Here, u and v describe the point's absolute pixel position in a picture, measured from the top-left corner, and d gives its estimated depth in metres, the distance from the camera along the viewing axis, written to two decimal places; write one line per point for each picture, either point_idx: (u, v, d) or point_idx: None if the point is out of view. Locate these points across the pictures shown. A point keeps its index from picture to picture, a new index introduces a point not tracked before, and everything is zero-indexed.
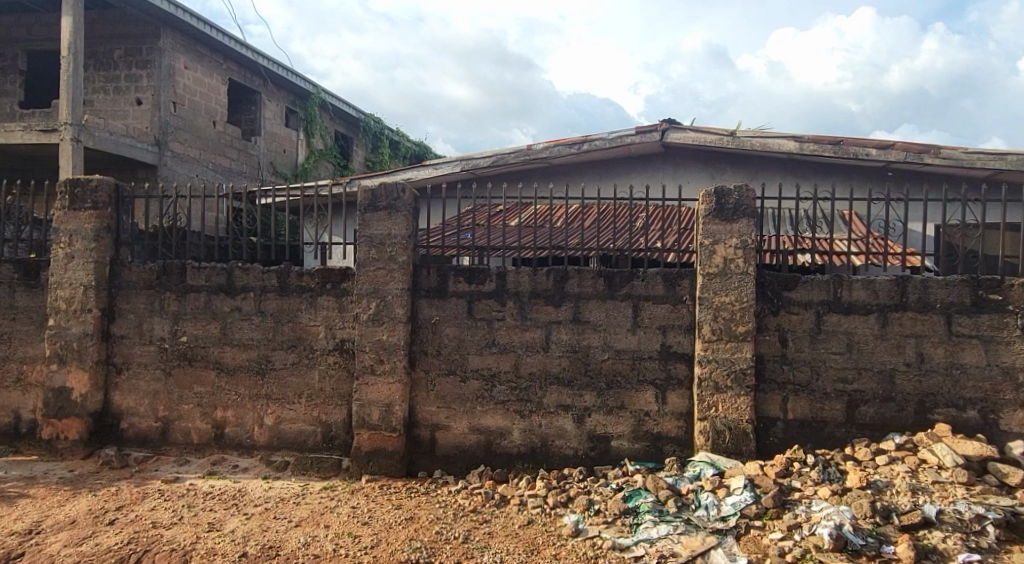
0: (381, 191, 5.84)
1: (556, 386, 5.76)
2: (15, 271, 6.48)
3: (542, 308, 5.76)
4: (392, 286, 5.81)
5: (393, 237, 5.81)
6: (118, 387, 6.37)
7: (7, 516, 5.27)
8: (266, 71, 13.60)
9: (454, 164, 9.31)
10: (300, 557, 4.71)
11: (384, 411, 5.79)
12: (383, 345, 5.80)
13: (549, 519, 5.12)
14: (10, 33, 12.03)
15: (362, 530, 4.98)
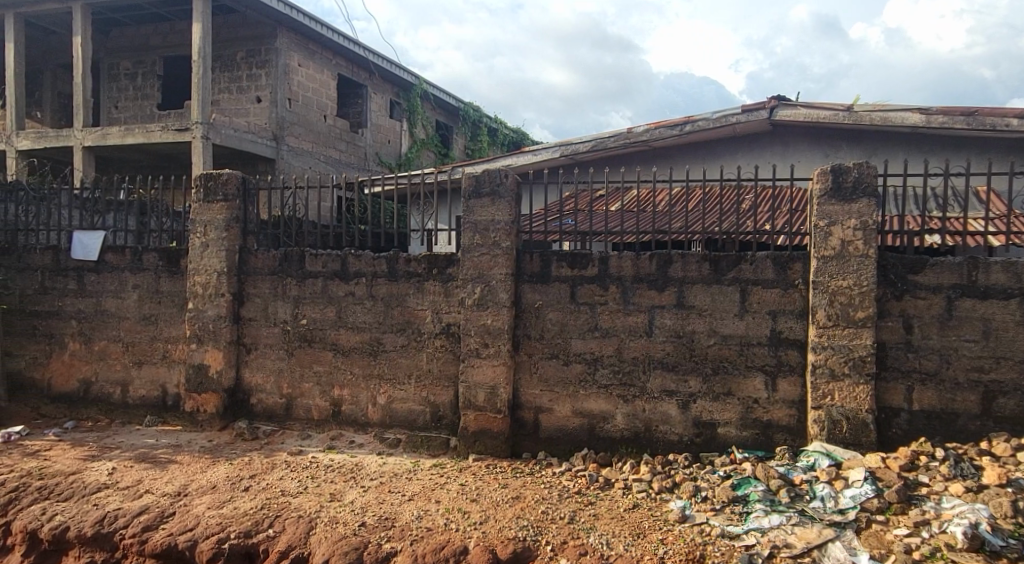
0: (484, 178, 6.06)
1: (660, 371, 5.83)
2: (160, 259, 7.13)
3: (645, 293, 5.83)
4: (497, 271, 6.02)
5: (496, 223, 6.03)
6: (247, 365, 6.91)
7: (159, 478, 5.87)
8: (373, 66, 14.13)
9: (553, 150, 9.46)
10: (414, 529, 5.01)
11: (489, 393, 6.04)
12: (488, 329, 6.03)
13: (655, 503, 5.23)
14: (149, 41, 13.06)
15: (471, 506, 5.24)
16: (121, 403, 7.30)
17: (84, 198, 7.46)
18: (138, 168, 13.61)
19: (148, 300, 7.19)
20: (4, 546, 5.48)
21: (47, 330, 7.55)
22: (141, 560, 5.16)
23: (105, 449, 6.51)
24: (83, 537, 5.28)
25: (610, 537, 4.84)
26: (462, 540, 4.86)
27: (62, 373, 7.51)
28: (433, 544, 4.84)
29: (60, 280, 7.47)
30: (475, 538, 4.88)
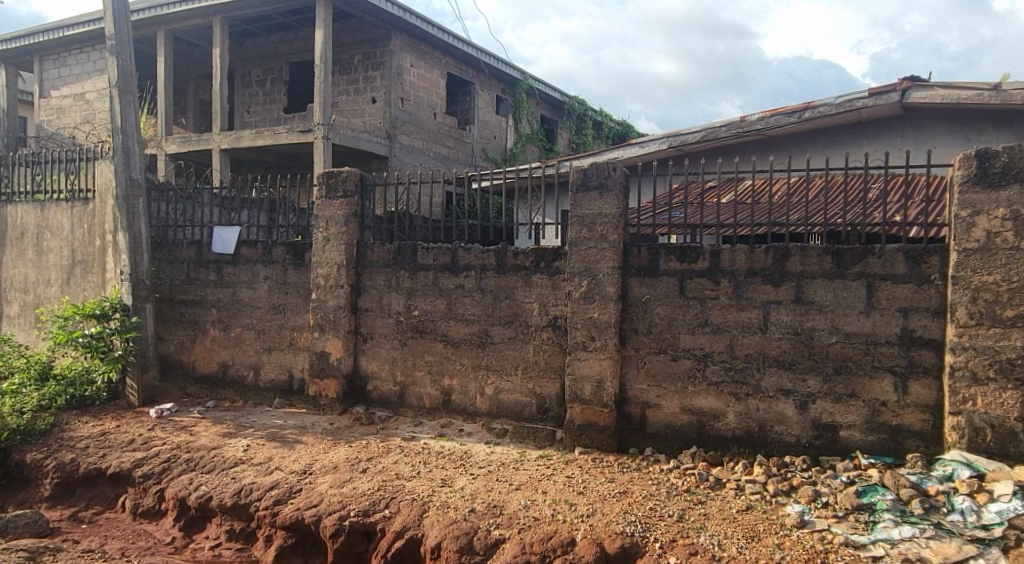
0: (592, 171, 6.13)
1: (776, 369, 5.74)
2: (287, 253, 7.61)
3: (760, 288, 5.75)
4: (604, 265, 6.09)
5: (604, 216, 6.09)
6: (364, 353, 7.28)
7: (287, 456, 6.30)
8: (482, 64, 14.42)
9: (661, 141, 9.42)
10: (522, 518, 5.15)
11: (595, 387, 6.11)
12: (595, 323, 6.11)
13: (770, 506, 5.17)
14: (276, 49, 13.85)
15: (578, 499, 5.34)
16: (253, 385, 7.86)
17: (222, 196, 8.10)
18: (268, 169, 14.51)
19: (277, 291, 7.70)
20: (158, 511, 6.07)
21: (190, 318, 8.22)
22: (272, 530, 5.58)
23: (241, 427, 7.04)
24: (223, 506, 5.77)
25: (722, 539, 4.82)
26: (569, 532, 4.96)
27: (203, 356, 8.17)
28: (540, 533, 4.96)
29: (202, 271, 8.12)
30: (582, 530, 4.97)
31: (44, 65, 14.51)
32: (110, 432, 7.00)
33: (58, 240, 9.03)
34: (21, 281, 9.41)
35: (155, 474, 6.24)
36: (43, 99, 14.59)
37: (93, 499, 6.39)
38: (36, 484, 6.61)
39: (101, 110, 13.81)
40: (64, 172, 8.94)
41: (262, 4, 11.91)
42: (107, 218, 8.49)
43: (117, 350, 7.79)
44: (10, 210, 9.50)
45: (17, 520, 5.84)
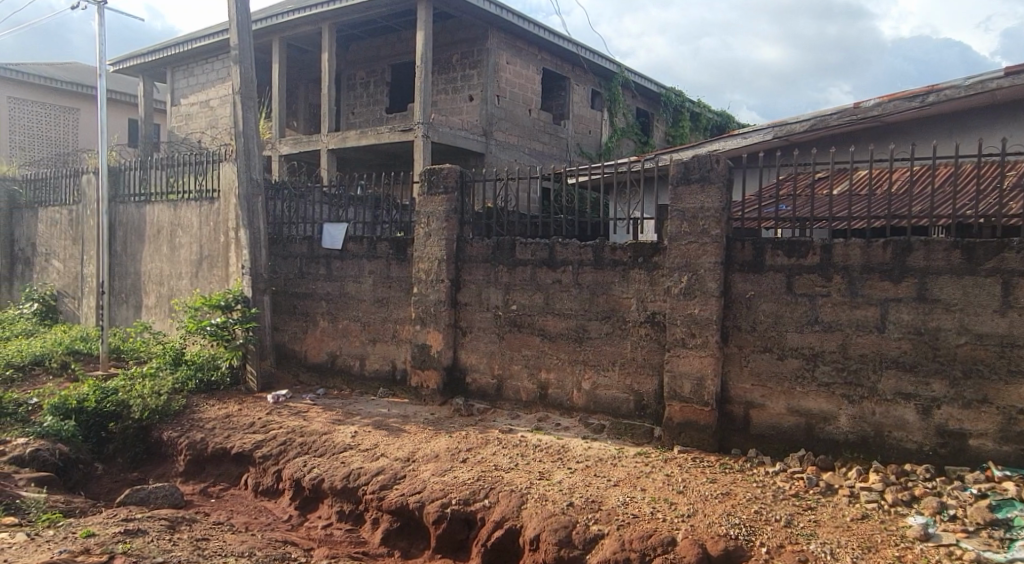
0: (694, 164, 6.06)
1: (895, 370, 5.51)
2: (391, 248, 7.88)
3: (877, 284, 5.54)
4: (705, 260, 6.01)
5: (706, 210, 6.00)
6: (463, 347, 7.46)
7: (391, 444, 6.54)
8: (578, 59, 14.38)
9: (766, 132, 9.19)
10: (620, 514, 5.16)
11: (696, 385, 6.04)
12: (695, 319, 6.03)
13: (889, 516, 4.99)
14: (380, 52, 14.29)
15: (678, 498, 5.30)
16: (359, 374, 8.20)
17: (331, 194, 8.48)
18: (370, 168, 15.08)
19: (381, 285, 7.99)
20: (277, 489, 6.47)
21: (303, 310, 8.67)
22: (379, 514, 5.83)
23: (349, 414, 7.36)
24: (334, 488, 6.08)
25: (834, 547, 4.68)
26: (670, 531, 4.92)
27: (314, 346, 8.59)
28: (640, 530, 4.95)
29: (313, 266, 8.54)
30: (683, 529, 4.93)
31: (172, 75, 15.56)
32: (234, 415, 7.48)
33: (189, 237, 9.70)
34: (157, 275, 10.17)
35: (273, 455, 6.65)
36: (173, 107, 15.67)
37: (219, 476, 6.86)
38: (171, 460, 7.16)
39: (222, 115, 14.68)
40: (195, 174, 9.61)
41: (366, 10, 12.31)
42: (230, 216, 9.05)
43: (239, 339, 8.28)
44: (148, 210, 10.28)
45: (156, 492, 6.25)
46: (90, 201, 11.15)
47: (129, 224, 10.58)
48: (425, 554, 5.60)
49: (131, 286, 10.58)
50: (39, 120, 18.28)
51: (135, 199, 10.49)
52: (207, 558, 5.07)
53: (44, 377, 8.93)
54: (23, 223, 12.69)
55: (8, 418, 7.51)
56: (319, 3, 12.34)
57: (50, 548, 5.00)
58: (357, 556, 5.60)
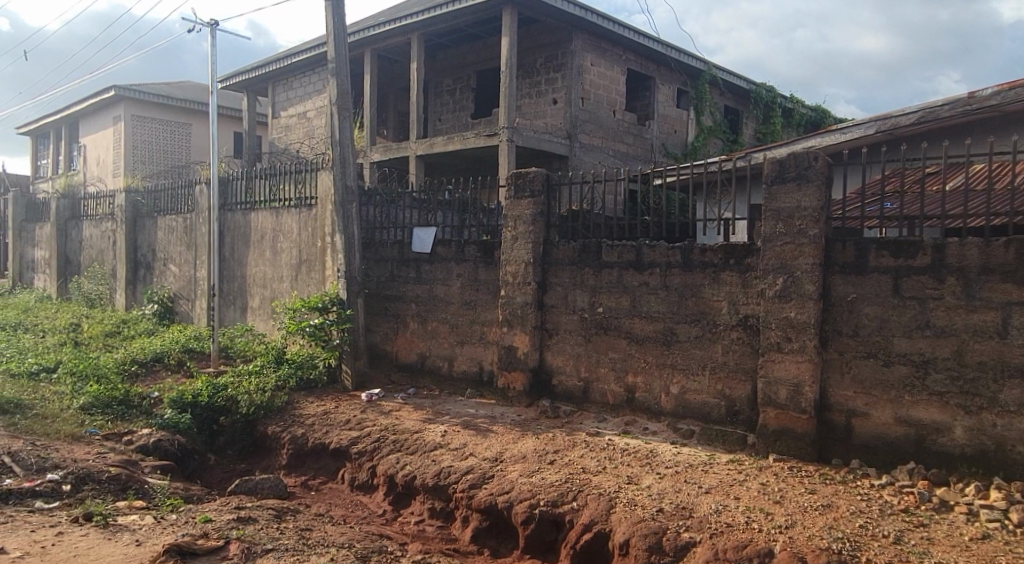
0: (790, 162, 5.92)
1: (1017, 380, 5.19)
2: (479, 252, 8.04)
3: (997, 287, 5.24)
4: (802, 261, 5.85)
5: (803, 209, 5.85)
6: (550, 349, 7.51)
7: (480, 444, 6.67)
8: (666, 58, 14.21)
9: (868, 126, 8.89)
10: (713, 522, 5.07)
11: (793, 391, 5.88)
12: (791, 323, 5.88)
13: (1013, 537, 4.71)
14: (467, 59, 14.54)
15: (775, 508, 5.17)
16: (448, 375, 8.39)
17: (420, 200, 8.72)
18: (456, 173, 15.39)
19: (468, 288, 8.15)
20: (371, 485, 6.71)
21: (395, 311, 8.95)
22: (469, 512, 5.95)
23: (438, 414, 7.55)
24: (425, 486, 6.26)
25: None
26: (767, 542, 4.80)
27: (405, 347, 8.85)
28: (734, 540, 4.86)
29: (403, 269, 8.81)
30: (780, 541, 4.80)
31: (274, 89, 16.34)
32: (332, 412, 7.80)
33: (289, 242, 10.17)
34: (260, 278, 10.71)
35: (367, 451, 6.91)
36: (274, 119, 16.46)
37: (318, 470, 7.18)
38: (274, 453, 7.55)
39: (319, 126, 15.31)
40: (295, 183, 10.09)
41: (454, 18, 12.57)
42: (326, 222, 9.43)
43: (335, 339, 8.63)
44: (253, 216, 10.84)
45: (262, 483, 6.60)
46: (202, 209, 11.86)
47: (236, 231, 11.17)
48: (514, 553, 5.68)
49: (238, 289, 11.18)
50: (157, 136, 19.55)
51: (241, 207, 11.09)
52: (311, 547, 5.32)
53: (163, 373, 9.57)
54: (144, 230, 13.62)
55: (133, 410, 8.09)
56: (409, 14, 12.65)
57: (174, 530, 5.39)
58: (449, 552, 5.73)
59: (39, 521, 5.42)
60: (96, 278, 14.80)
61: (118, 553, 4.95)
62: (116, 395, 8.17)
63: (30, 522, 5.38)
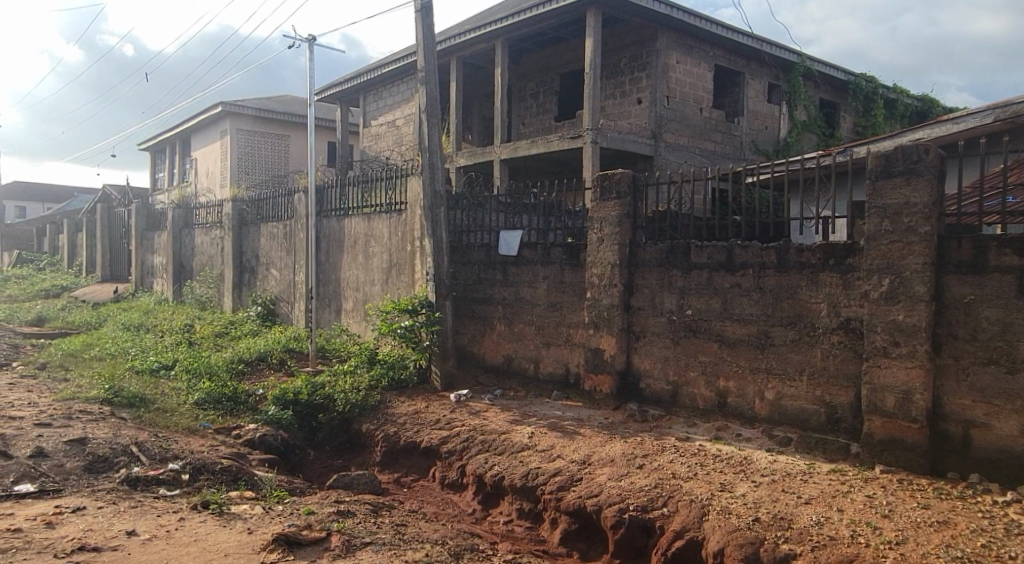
0: (897, 155, 5.65)
1: None
2: (565, 254, 8.04)
3: None
4: (911, 261, 5.55)
5: (912, 205, 5.57)
6: (637, 351, 7.42)
7: (567, 446, 6.66)
8: (758, 52, 13.80)
9: (984, 114, 8.47)
10: (814, 534, 4.88)
11: (901, 398, 5.58)
12: (899, 326, 5.59)
13: None
14: (551, 62, 14.55)
15: (884, 523, 4.93)
16: (534, 377, 8.44)
17: (506, 203, 8.81)
18: (540, 176, 15.47)
19: (554, 290, 8.17)
20: (461, 483, 6.83)
21: (482, 314, 9.07)
22: (558, 514, 5.96)
23: (525, 415, 7.59)
24: (514, 486, 6.32)
25: None
26: (875, 558, 4.59)
27: (491, 349, 8.96)
28: (838, 555, 4.66)
29: (490, 272, 8.92)
30: (890, 558, 4.58)
31: (367, 99, 16.87)
32: (422, 411, 7.98)
33: (381, 246, 10.47)
34: (354, 282, 11.07)
35: (457, 451, 7.05)
36: (366, 128, 17.02)
37: (410, 468, 7.36)
38: (369, 450, 7.78)
39: (408, 133, 15.67)
40: (385, 189, 10.40)
41: (540, 22, 12.61)
42: (415, 226, 9.65)
43: (425, 341, 8.82)
44: (347, 222, 11.22)
45: (358, 478, 6.83)
46: (300, 216, 12.36)
47: (331, 236, 11.60)
48: (604, 557, 5.62)
49: (333, 292, 11.60)
50: (260, 146, 20.53)
51: (335, 213, 11.49)
52: (406, 542, 5.47)
53: (267, 372, 10.04)
54: (249, 236, 14.32)
55: (241, 406, 8.54)
56: (496, 20, 12.78)
57: (281, 521, 5.66)
58: (539, 553, 5.75)
59: (162, 507, 5.78)
60: (207, 283, 15.68)
61: (233, 541, 5.23)
62: (225, 391, 8.64)
63: (156, 507, 5.75)
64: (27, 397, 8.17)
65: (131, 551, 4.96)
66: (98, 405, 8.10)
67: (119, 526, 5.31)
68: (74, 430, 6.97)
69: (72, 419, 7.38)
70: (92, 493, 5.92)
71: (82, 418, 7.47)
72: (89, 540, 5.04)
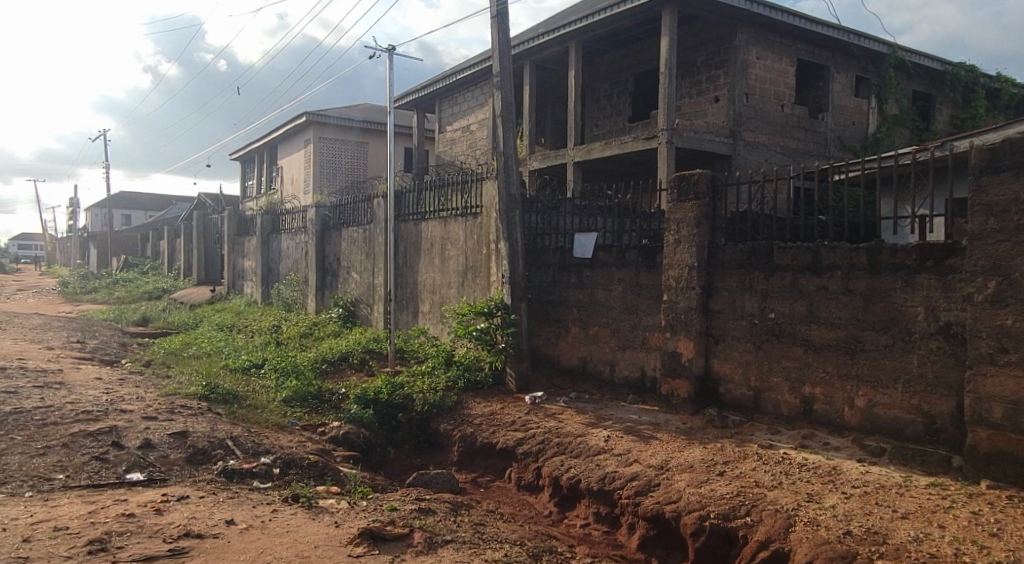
0: (1004, 149, 5.33)
1: None
2: (640, 256, 7.94)
3: None
4: (1021, 261, 5.22)
5: (1021, 203, 5.24)
6: (716, 355, 7.24)
7: (645, 451, 6.55)
8: (844, 44, 13.30)
9: None
10: (912, 551, 4.64)
11: (1009, 409, 5.24)
12: (1008, 332, 5.26)
13: None
14: (625, 63, 14.39)
15: (990, 542, 4.64)
16: (610, 380, 8.35)
17: (581, 205, 8.76)
18: (613, 178, 15.33)
19: (630, 292, 8.07)
20: (537, 485, 6.81)
21: (557, 316, 9.03)
22: (635, 520, 5.87)
23: (601, 418, 7.51)
24: (590, 490, 6.27)
25: None
26: None
27: (567, 351, 8.92)
28: None
29: (565, 275, 8.88)
30: None
31: (442, 105, 17.08)
32: (498, 412, 8.02)
33: (457, 249, 10.57)
34: (431, 284, 11.21)
35: (533, 452, 7.05)
36: (441, 134, 17.26)
37: (487, 468, 7.39)
38: (446, 450, 7.86)
39: (482, 137, 15.79)
40: (461, 192, 10.49)
41: (616, 22, 12.49)
42: (491, 230, 9.69)
43: (501, 343, 8.84)
44: (424, 226, 11.37)
45: (437, 477, 6.90)
46: (379, 220, 12.61)
47: (408, 240, 11.78)
48: None
49: (410, 295, 11.79)
50: (341, 153, 21.06)
51: (413, 217, 11.66)
52: (485, 542, 5.49)
53: (348, 372, 10.28)
54: (331, 240, 14.71)
55: (325, 404, 8.76)
56: (570, 22, 12.73)
57: (366, 516, 5.77)
58: (616, 558, 5.67)
59: (256, 498, 5.98)
60: (292, 285, 16.18)
61: (321, 534, 5.35)
62: (311, 390, 8.89)
63: (251, 499, 5.95)
64: (134, 391, 8.60)
65: (230, 539, 5.13)
66: (197, 400, 8.46)
67: (219, 515, 5.50)
68: (176, 423, 7.28)
69: (174, 412, 7.73)
70: (194, 483, 6.17)
71: (184, 412, 7.80)
72: (193, 527, 5.23)
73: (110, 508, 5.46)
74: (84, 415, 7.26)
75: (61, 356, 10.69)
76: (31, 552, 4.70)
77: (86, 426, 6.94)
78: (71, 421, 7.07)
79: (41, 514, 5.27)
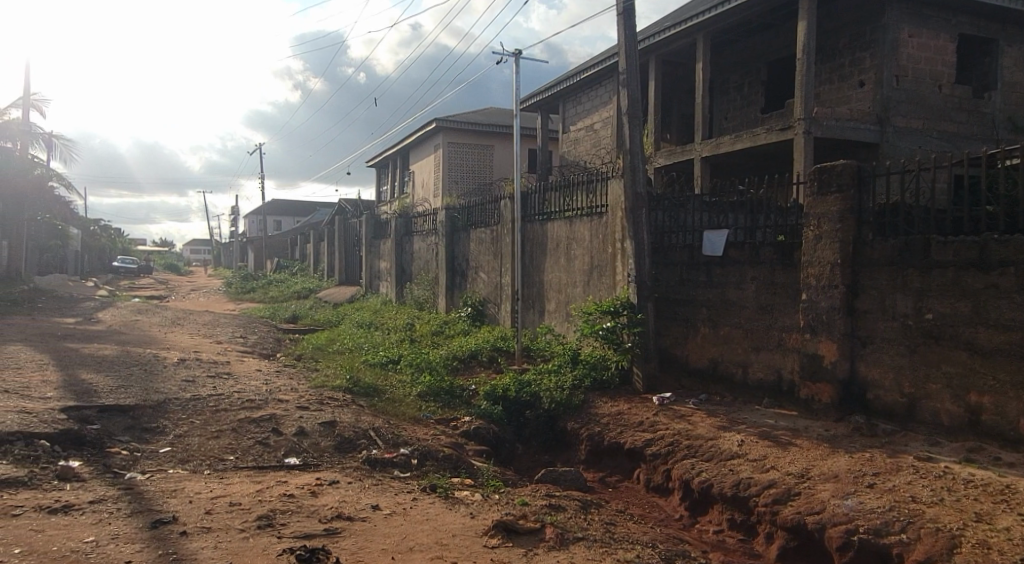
0: None
1: None
2: (776, 254, 7.54)
3: None
4: None
5: None
6: (863, 358, 6.73)
7: (784, 457, 6.18)
8: (1015, 15, 12.08)
9: None
10: None
11: None
12: None
13: None
14: (758, 51, 13.77)
15: None
16: (742, 382, 7.97)
17: (710, 202, 8.43)
18: (743, 172, 14.72)
19: (765, 291, 7.67)
20: (667, 488, 6.61)
21: (686, 316, 8.73)
22: (773, 529, 5.55)
23: (735, 422, 7.17)
24: (724, 495, 5.98)
25: None
26: None
27: (695, 352, 8.60)
28: None
29: (694, 273, 8.57)
30: None
31: (566, 105, 17.02)
32: (626, 412, 7.83)
33: (582, 248, 10.45)
34: (557, 284, 11.15)
35: (662, 454, 6.83)
36: (565, 134, 17.20)
37: (615, 469, 7.25)
38: (575, 449, 7.78)
39: (606, 136, 15.59)
40: (587, 192, 10.37)
41: (751, 10, 11.98)
42: (616, 228, 9.51)
43: (628, 342, 8.65)
44: (549, 225, 11.34)
45: (565, 475, 6.83)
46: (506, 221, 12.70)
47: (535, 240, 11.78)
48: None
49: (536, 294, 11.79)
50: (468, 156, 21.44)
51: (538, 217, 11.66)
52: (617, 541, 5.37)
53: (478, 369, 10.41)
54: (460, 242, 14.98)
55: (455, 400, 8.89)
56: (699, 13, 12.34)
57: (499, 509, 5.78)
58: None
59: (398, 487, 6.13)
60: (424, 285, 16.63)
61: (460, 523, 5.41)
62: (443, 386, 9.05)
63: (393, 486, 6.10)
64: (288, 383, 9.08)
65: (378, 523, 5.28)
66: (341, 393, 8.82)
67: (365, 500, 5.67)
68: (325, 414, 7.60)
69: (323, 403, 8.07)
70: (342, 469, 6.41)
71: (331, 404, 8.13)
72: (344, 510, 5.42)
73: (273, 488, 5.76)
74: (247, 403, 7.71)
75: (226, 349, 11.46)
76: (212, 523, 5.00)
77: (250, 413, 7.36)
78: (238, 407, 7.51)
79: (217, 489, 5.63)
